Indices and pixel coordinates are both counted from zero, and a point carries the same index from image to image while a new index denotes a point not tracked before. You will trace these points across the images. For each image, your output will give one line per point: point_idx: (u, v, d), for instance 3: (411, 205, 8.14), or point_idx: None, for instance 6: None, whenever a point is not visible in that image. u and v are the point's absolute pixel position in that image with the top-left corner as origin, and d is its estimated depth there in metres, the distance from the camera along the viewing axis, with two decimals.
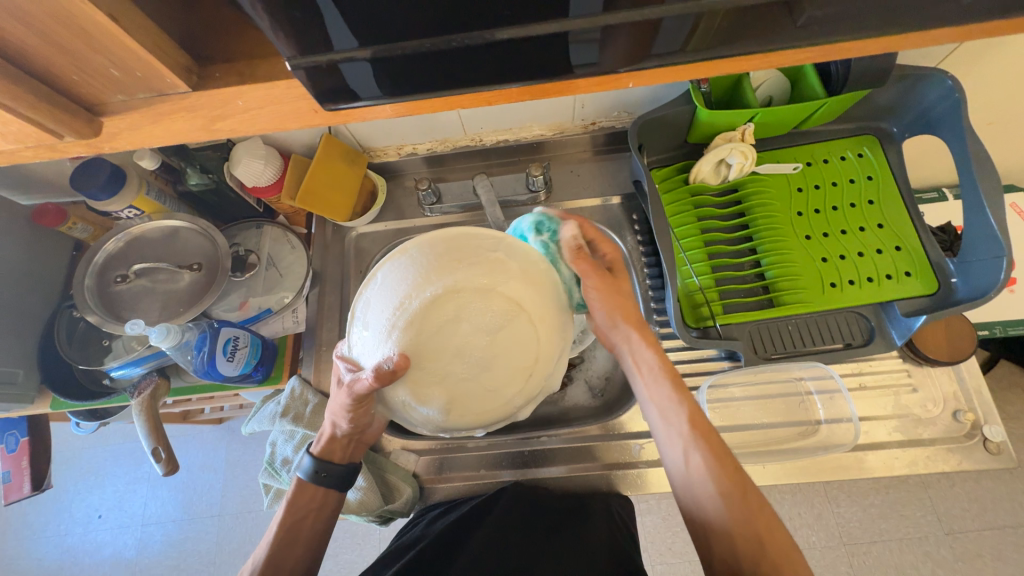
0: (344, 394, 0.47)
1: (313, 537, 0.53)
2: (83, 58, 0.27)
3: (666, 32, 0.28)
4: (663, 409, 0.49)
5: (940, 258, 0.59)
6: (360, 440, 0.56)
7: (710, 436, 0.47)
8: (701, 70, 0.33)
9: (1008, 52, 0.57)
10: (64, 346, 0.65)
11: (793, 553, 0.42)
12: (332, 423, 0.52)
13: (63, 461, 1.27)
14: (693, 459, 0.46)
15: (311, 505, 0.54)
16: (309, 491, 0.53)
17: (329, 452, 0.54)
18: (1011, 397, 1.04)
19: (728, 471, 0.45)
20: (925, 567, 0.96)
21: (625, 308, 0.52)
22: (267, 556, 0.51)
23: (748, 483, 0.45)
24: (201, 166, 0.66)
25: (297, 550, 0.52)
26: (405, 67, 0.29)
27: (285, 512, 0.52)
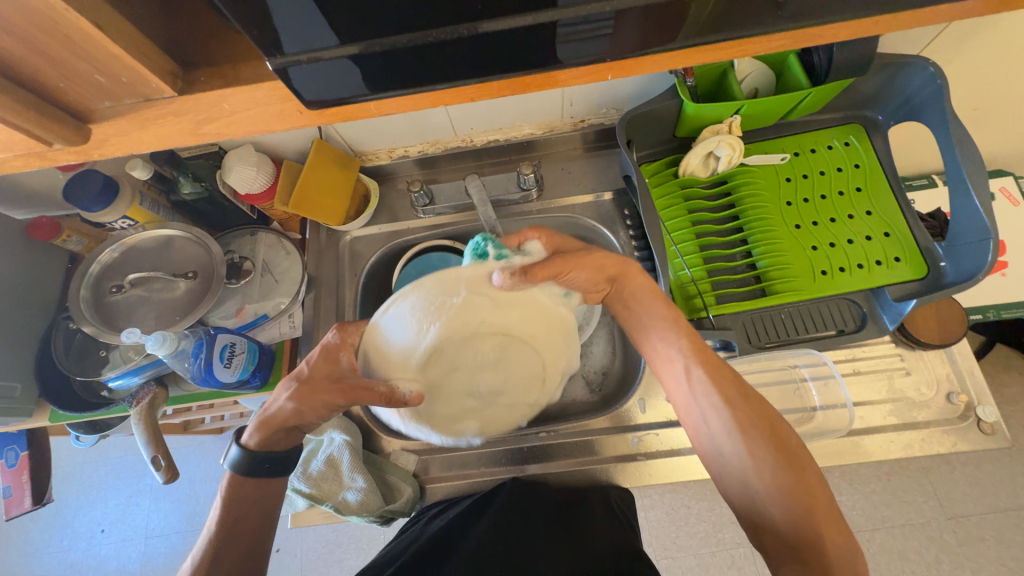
0: (340, 392, 0.49)
1: (260, 530, 0.50)
2: (68, 65, 0.27)
3: (659, 20, 0.29)
4: (664, 333, 0.52)
5: (928, 242, 0.60)
6: (303, 429, 0.53)
7: (710, 354, 0.50)
8: (694, 58, 0.33)
9: (987, 37, 0.58)
10: (61, 358, 0.65)
11: (798, 448, 0.44)
12: (291, 408, 0.50)
13: (64, 476, 1.27)
14: (697, 374, 0.49)
15: (255, 496, 0.50)
16: (253, 482, 0.50)
17: (268, 442, 0.51)
18: (1008, 380, 1.05)
19: (732, 384, 0.47)
20: (928, 553, 0.96)
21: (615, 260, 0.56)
22: (212, 543, 0.48)
23: (752, 391, 0.47)
24: (194, 174, 0.66)
25: (243, 539, 0.49)
26: (387, 64, 0.30)
27: (226, 503, 0.49)
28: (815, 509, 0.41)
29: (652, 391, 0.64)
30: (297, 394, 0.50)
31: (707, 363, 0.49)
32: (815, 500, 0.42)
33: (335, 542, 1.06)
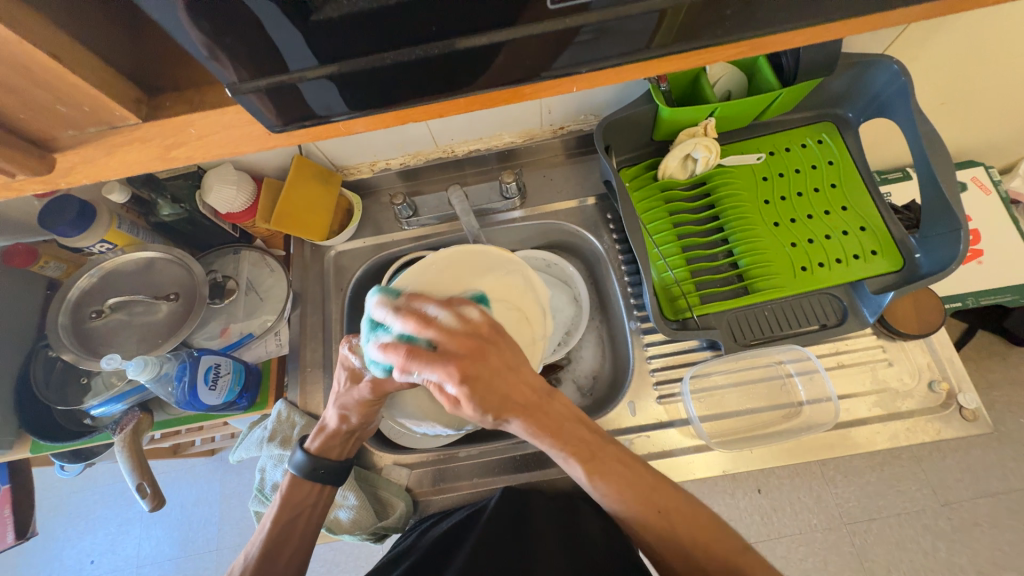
0: (366, 387, 0.49)
1: (307, 534, 0.53)
2: (29, 95, 0.27)
3: (626, 31, 0.30)
4: (570, 467, 0.47)
5: (903, 234, 0.61)
6: (359, 437, 0.56)
7: (624, 478, 0.47)
8: (672, 64, 0.34)
9: (946, 34, 0.60)
10: (41, 388, 0.64)
11: (669, 503, 0.46)
12: (339, 416, 0.52)
13: (50, 508, 1.23)
14: (619, 504, 0.46)
15: (307, 501, 0.54)
16: (306, 486, 0.53)
17: (326, 449, 0.54)
18: (992, 365, 1.07)
19: (653, 504, 0.46)
20: (925, 541, 0.97)
21: (502, 387, 0.43)
22: (260, 552, 0.51)
23: (676, 502, 0.47)
24: (172, 195, 0.66)
25: (289, 547, 0.52)
26: (359, 82, 0.30)
27: (280, 507, 0.52)
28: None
29: (642, 393, 0.64)
30: (338, 398, 0.52)
31: (588, 460, 0.46)
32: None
33: (333, 561, 1.05)
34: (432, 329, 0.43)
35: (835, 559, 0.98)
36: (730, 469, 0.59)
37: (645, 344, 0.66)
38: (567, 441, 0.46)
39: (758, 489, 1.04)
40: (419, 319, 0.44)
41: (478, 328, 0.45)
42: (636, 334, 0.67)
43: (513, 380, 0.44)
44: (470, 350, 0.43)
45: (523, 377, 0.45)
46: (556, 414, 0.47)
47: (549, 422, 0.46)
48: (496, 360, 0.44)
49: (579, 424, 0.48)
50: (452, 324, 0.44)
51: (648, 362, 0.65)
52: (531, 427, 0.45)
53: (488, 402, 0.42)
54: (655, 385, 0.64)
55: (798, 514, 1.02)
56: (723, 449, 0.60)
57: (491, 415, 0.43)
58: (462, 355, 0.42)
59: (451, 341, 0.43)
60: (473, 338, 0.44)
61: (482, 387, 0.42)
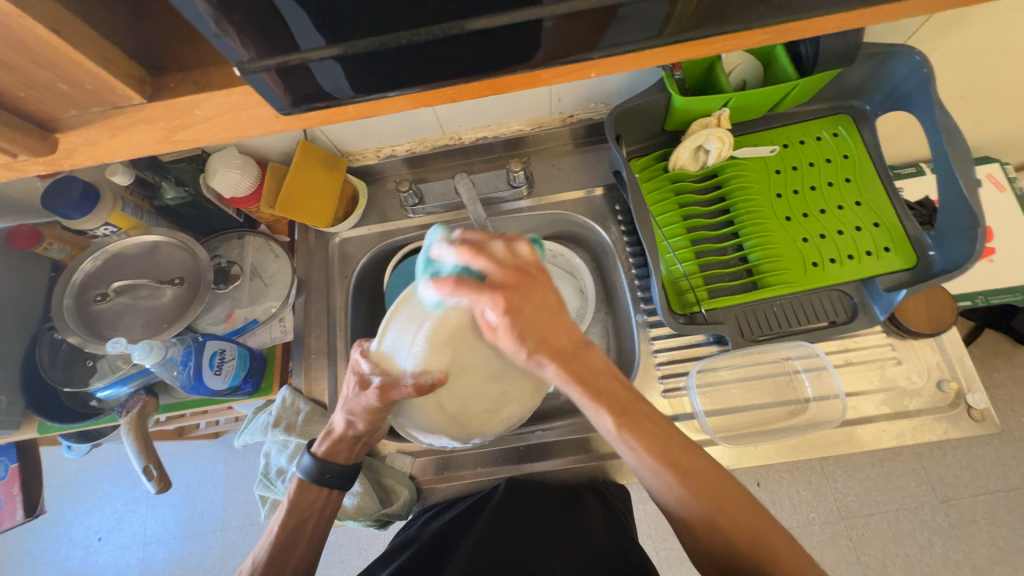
0: (373, 395, 0.48)
1: (314, 538, 0.53)
2: (29, 73, 0.27)
3: (644, 18, 0.29)
4: (599, 419, 0.42)
5: (917, 231, 0.60)
6: (366, 443, 0.56)
7: (655, 436, 0.41)
8: (685, 53, 0.33)
9: (970, 25, 0.58)
10: (47, 370, 0.64)
11: (706, 470, 0.40)
12: (346, 421, 0.52)
13: (58, 486, 1.25)
14: (647, 465, 0.41)
15: (313, 507, 0.53)
16: (315, 491, 0.53)
17: (334, 453, 0.54)
18: (998, 364, 1.06)
19: (678, 464, 0.40)
20: (922, 535, 0.98)
21: (542, 326, 0.43)
22: (268, 556, 0.51)
23: (700, 463, 0.41)
24: (176, 178, 0.65)
25: (297, 551, 0.52)
26: (368, 65, 0.29)
27: (287, 513, 0.52)
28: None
29: (646, 387, 0.64)
30: (346, 403, 0.51)
31: (620, 415, 0.41)
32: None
33: (336, 543, 1.06)
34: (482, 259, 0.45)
35: (832, 552, 0.99)
36: (734, 464, 0.59)
37: (651, 338, 0.65)
38: (598, 390, 0.42)
39: (757, 482, 1.05)
40: (474, 250, 0.45)
41: (524, 265, 0.45)
42: (642, 328, 0.66)
43: (553, 323, 0.44)
44: (517, 281, 0.44)
45: (561, 322, 0.44)
46: (590, 364, 0.43)
47: (581, 368, 0.43)
48: (541, 300, 0.44)
49: (613, 378, 0.44)
50: (504, 254, 0.45)
51: (654, 356, 0.65)
52: (565, 373, 0.42)
53: (526, 337, 0.43)
54: (660, 379, 0.64)
55: (796, 507, 1.03)
56: (727, 443, 0.60)
57: (526, 348, 0.43)
58: (507, 284, 0.43)
59: (501, 270, 0.44)
60: (521, 273, 0.44)
61: (523, 321, 0.43)
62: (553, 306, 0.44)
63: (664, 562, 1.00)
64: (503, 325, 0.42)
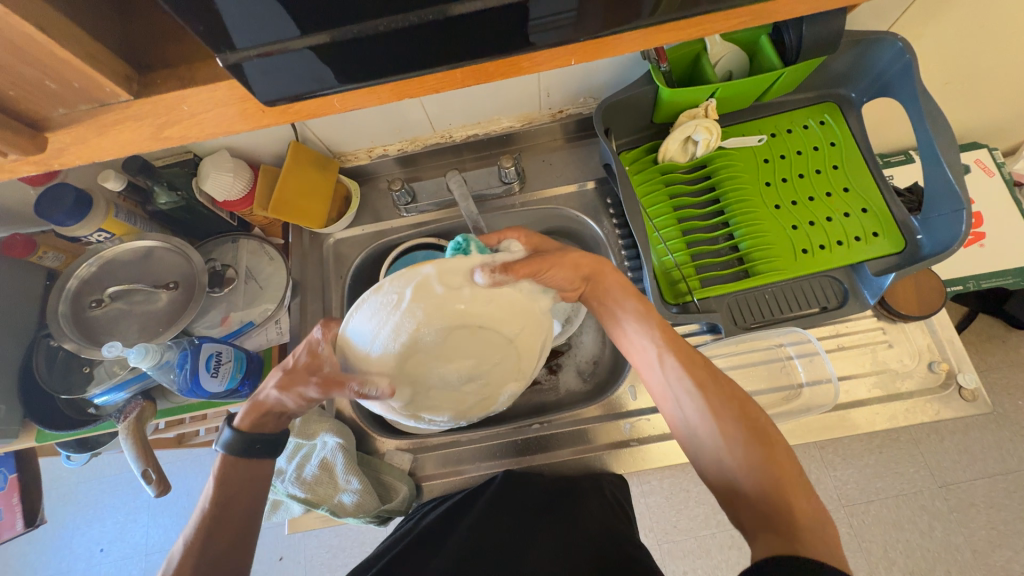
0: (318, 385, 0.47)
1: (247, 512, 0.51)
2: (17, 72, 0.27)
3: (629, 3, 0.29)
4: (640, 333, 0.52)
5: (905, 215, 0.61)
6: (292, 416, 0.55)
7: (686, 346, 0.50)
8: (672, 33, 0.33)
9: (952, 11, 0.59)
10: (44, 378, 0.64)
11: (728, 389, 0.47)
12: (276, 399, 0.51)
13: (58, 498, 1.25)
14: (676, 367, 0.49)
15: (244, 480, 0.52)
16: (239, 464, 0.52)
17: (258, 425, 0.53)
18: (992, 349, 1.07)
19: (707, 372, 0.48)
20: (922, 520, 0.98)
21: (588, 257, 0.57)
22: (196, 534, 0.49)
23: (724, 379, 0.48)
24: (168, 183, 0.64)
25: (229, 528, 0.50)
26: (350, 55, 0.30)
27: (216, 487, 0.50)
28: (791, 507, 0.40)
29: None
30: (280, 378, 0.50)
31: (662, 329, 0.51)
32: (792, 495, 0.41)
33: (338, 546, 1.06)
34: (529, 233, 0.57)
35: None
36: None
37: None
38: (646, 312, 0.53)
39: None
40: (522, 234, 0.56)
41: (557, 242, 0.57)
42: None
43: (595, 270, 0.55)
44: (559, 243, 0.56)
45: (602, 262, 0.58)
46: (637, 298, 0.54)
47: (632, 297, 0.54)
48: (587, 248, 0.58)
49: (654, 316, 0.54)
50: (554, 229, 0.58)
51: None
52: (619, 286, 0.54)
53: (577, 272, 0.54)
54: None
55: None
56: None
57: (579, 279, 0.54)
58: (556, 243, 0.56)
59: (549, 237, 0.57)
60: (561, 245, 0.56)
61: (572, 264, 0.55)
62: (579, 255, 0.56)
63: (667, 555, 1.00)
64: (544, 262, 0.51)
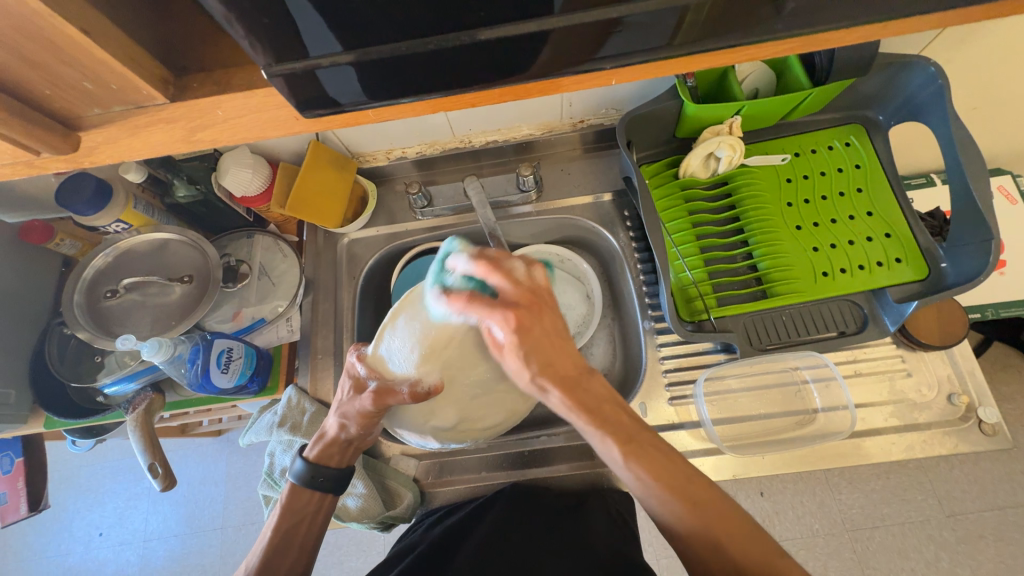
0: (369, 398, 0.51)
1: (308, 541, 0.53)
2: (56, 72, 0.27)
3: (662, 27, 0.29)
4: (603, 446, 0.43)
5: (930, 243, 0.59)
6: (358, 446, 0.56)
7: (660, 464, 0.41)
8: (688, 65, 0.33)
9: (985, 37, 0.57)
10: (56, 365, 0.64)
11: (715, 498, 0.40)
12: (339, 425, 0.53)
13: (61, 480, 1.26)
14: (651, 493, 0.41)
15: (308, 507, 0.54)
16: (307, 494, 0.53)
17: (326, 457, 0.54)
18: (1006, 378, 1.05)
19: (687, 495, 0.40)
20: (928, 550, 0.96)
21: (548, 348, 0.45)
22: (260, 561, 0.51)
23: (713, 495, 0.41)
24: (188, 177, 0.65)
25: (290, 557, 0.52)
26: (384, 70, 0.29)
27: (282, 516, 0.52)
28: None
29: (653, 394, 0.63)
30: (340, 406, 0.53)
31: (625, 442, 0.42)
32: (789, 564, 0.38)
33: (335, 544, 1.06)
34: (497, 275, 0.47)
35: (836, 565, 0.98)
36: (740, 474, 0.59)
37: (658, 345, 0.65)
38: (603, 418, 0.43)
39: (761, 491, 1.04)
40: (491, 267, 0.47)
41: (536, 288, 0.47)
42: (649, 335, 0.66)
43: (558, 347, 0.46)
44: (529, 302, 0.46)
45: (567, 350, 0.46)
46: (594, 393, 0.45)
47: (587, 397, 0.44)
48: (551, 322, 0.46)
49: (616, 405, 0.45)
50: (520, 274, 0.47)
51: (661, 363, 0.65)
52: (568, 399, 0.44)
53: (531, 356, 0.45)
54: (667, 386, 0.63)
55: (799, 518, 1.02)
56: (734, 453, 0.60)
57: (530, 369, 0.45)
58: (517, 304, 0.46)
59: (513, 289, 0.46)
60: (533, 295, 0.47)
61: (531, 342, 0.45)
62: (551, 336, 0.46)
63: (664, 571, 0.99)
64: (511, 344, 0.45)
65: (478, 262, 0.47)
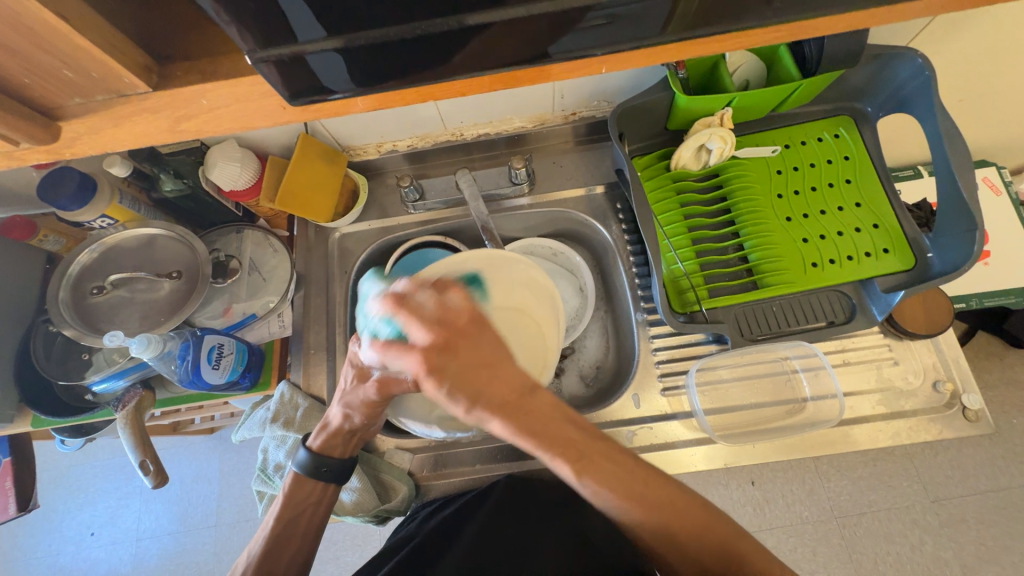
0: (371, 388, 0.50)
1: (310, 532, 0.53)
2: (34, 59, 0.26)
3: (652, 15, 0.29)
4: (556, 466, 0.40)
5: (916, 233, 0.60)
6: (362, 437, 0.56)
7: (614, 476, 0.40)
8: (679, 53, 0.33)
9: (971, 28, 0.58)
10: (42, 363, 0.63)
11: (670, 488, 0.42)
12: (343, 415, 0.53)
13: (49, 481, 1.25)
14: (610, 503, 0.40)
15: (307, 501, 0.54)
16: (308, 487, 0.53)
17: (329, 447, 0.54)
18: (989, 366, 1.07)
19: (642, 498, 0.40)
20: (913, 534, 0.99)
21: (476, 378, 0.39)
22: (261, 552, 0.51)
23: (671, 489, 0.42)
24: (174, 171, 0.64)
25: (291, 547, 0.52)
26: (371, 56, 0.29)
27: (282, 507, 0.52)
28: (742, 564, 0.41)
29: (646, 385, 0.64)
30: (343, 396, 0.53)
31: (577, 461, 0.39)
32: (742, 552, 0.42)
33: (331, 539, 1.06)
34: (403, 314, 0.39)
35: (825, 550, 1.00)
36: (731, 462, 0.60)
37: (651, 336, 0.66)
38: (551, 441, 0.39)
39: (752, 480, 1.06)
40: (392, 304, 0.39)
41: (454, 316, 0.40)
42: (642, 326, 0.66)
43: (490, 375, 0.39)
44: (442, 339, 0.38)
45: (500, 373, 0.39)
46: (540, 412, 0.40)
47: (532, 420, 0.39)
48: (473, 353, 0.39)
49: (566, 420, 0.40)
50: (431, 306, 0.39)
51: (654, 354, 0.65)
52: (511, 427, 0.38)
53: (461, 390, 0.38)
54: (660, 377, 0.64)
55: (789, 506, 1.04)
56: (725, 442, 0.61)
57: (463, 402, 0.38)
58: (434, 338, 0.38)
59: (425, 328, 0.38)
60: (447, 328, 0.39)
61: (454, 377, 0.38)
62: (483, 365, 0.39)
63: None
64: (432, 382, 0.38)
65: (384, 298, 0.39)
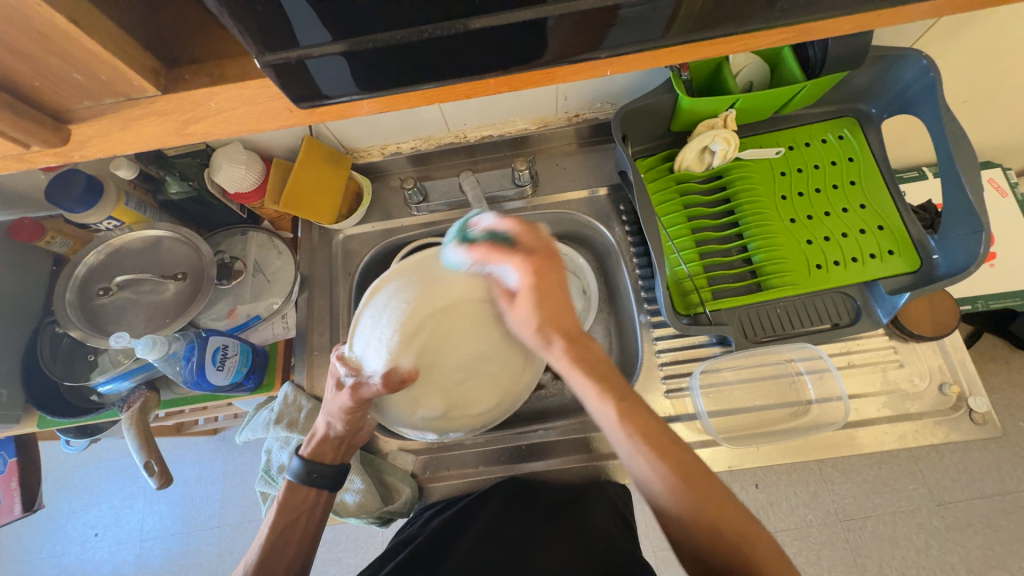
0: (347, 395, 0.51)
1: (307, 536, 0.53)
2: (44, 63, 0.26)
3: (657, 18, 0.29)
4: (602, 409, 0.45)
5: (921, 235, 0.60)
6: (351, 442, 0.57)
7: (652, 426, 0.43)
8: (681, 55, 0.33)
9: (976, 30, 0.58)
10: (48, 363, 0.64)
11: (699, 467, 0.42)
12: (327, 423, 0.54)
13: (55, 481, 1.25)
14: (645, 464, 0.42)
15: (304, 504, 0.54)
16: (303, 491, 0.54)
17: (319, 454, 0.55)
18: (995, 369, 1.06)
19: (677, 467, 0.41)
20: (918, 538, 0.98)
21: (555, 303, 0.47)
22: (258, 558, 0.51)
23: (695, 463, 0.42)
24: (180, 173, 0.64)
25: (289, 550, 0.52)
26: (374, 58, 0.29)
27: (277, 513, 0.52)
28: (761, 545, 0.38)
29: (650, 386, 0.64)
30: (325, 405, 0.53)
31: (622, 400, 0.44)
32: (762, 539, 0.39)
33: (333, 541, 1.06)
34: (515, 224, 0.47)
35: (829, 554, 1.00)
36: (736, 465, 0.59)
37: (654, 339, 0.66)
38: (603, 375, 0.45)
39: (755, 483, 1.05)
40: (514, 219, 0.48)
41: (546, 245, 0.47)
42: (645, 328, 0.66)
43: (561, 303, 0.47)
44: (545, 253, 0.47)
45: (568, 307, 0.48)
46: (595, 352, 0.47)
47: (588, 354, 0.46)
48: (555, 280, 0.47)
49: (612, 368, 0.47)
50: (526, 238, 0.47)
51: (657, 356, 0.65)
52: (569, 356, 0.46)
53: (539, 310, 0.47)
54: (664, 379, 0.64)
55: (793, 509, 1.03)
56: (729, 444, 0.60)
57: (536, 321, 0.47)
58: (534, 252, 0.46)
59: (529, 238, 0.47)
60: (545, 252, 0.47)
61: (541, 289, 0.47)
62: (561, 294, 0.47)
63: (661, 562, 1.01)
64: (527, 289, 0.47)
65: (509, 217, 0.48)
